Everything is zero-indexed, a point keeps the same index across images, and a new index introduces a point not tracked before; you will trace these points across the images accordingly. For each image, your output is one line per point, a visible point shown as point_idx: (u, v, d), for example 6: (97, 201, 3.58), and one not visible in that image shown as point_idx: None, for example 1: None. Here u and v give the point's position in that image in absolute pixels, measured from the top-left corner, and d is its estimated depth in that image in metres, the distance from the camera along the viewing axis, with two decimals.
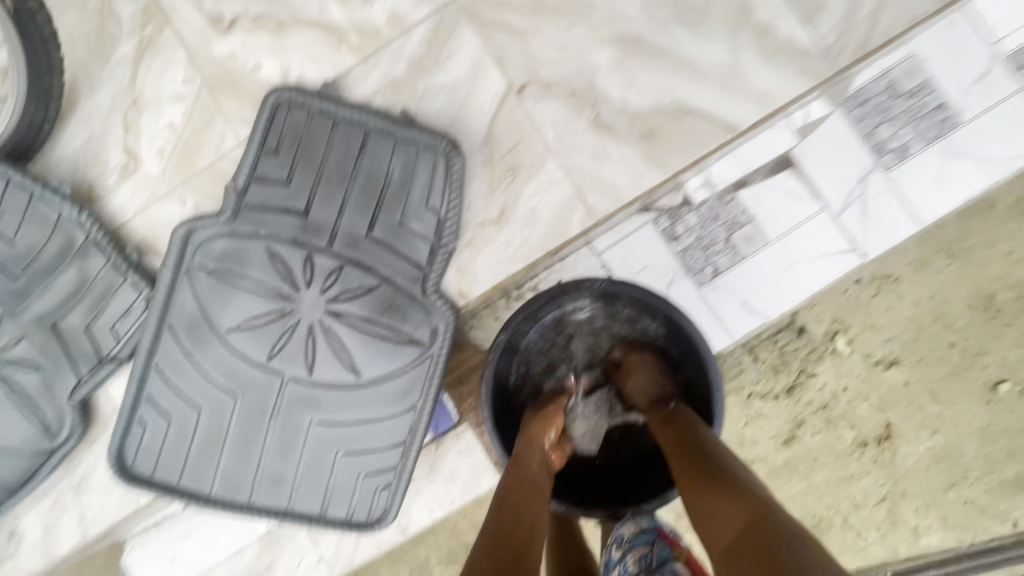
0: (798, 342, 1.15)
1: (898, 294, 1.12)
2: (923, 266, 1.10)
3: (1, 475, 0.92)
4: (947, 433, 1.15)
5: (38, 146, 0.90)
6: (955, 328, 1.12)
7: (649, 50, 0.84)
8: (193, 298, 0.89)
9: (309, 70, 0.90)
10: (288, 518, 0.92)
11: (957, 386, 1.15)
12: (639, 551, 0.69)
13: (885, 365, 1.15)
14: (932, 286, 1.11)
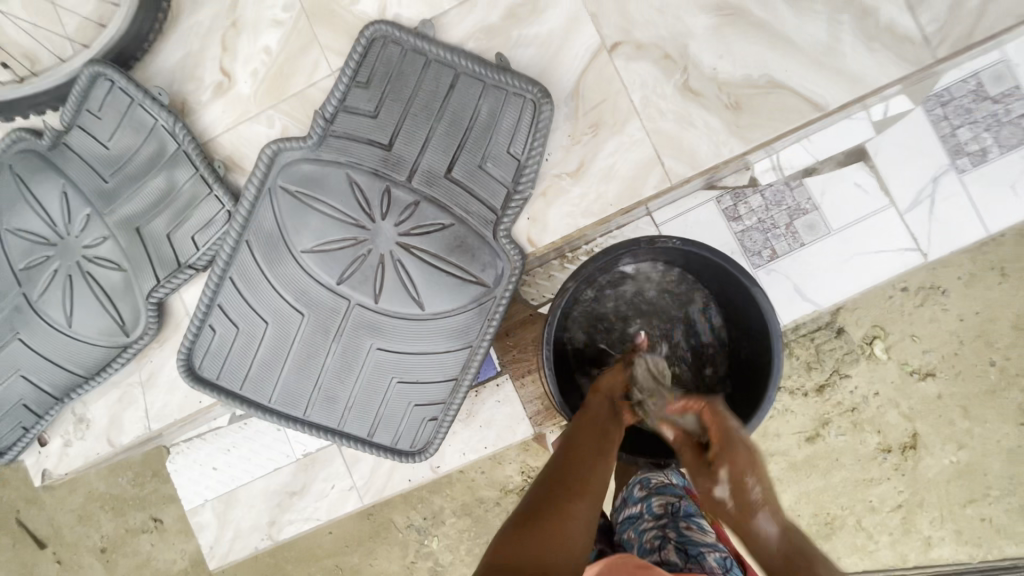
0: (835, 342, 1.18)
1: (943, 306, 1.17)
2: (974, 282, 1.16)
3: (81, 360, 0.99)
4: (973, 449, 1.18)
5: (141, 53, 0.94)
6: (996, 345, 1.16)
7: (749, 21, 0.84)
8: (273, 216, 0.93)
9: (406, 8, 0.91)
10: (337, 437, 0.98)
11: (991, 405, 1.18)
12: (666, 498, 0.81)
13: (921, 376, 1.18)
14: (980, 302, 1.16)
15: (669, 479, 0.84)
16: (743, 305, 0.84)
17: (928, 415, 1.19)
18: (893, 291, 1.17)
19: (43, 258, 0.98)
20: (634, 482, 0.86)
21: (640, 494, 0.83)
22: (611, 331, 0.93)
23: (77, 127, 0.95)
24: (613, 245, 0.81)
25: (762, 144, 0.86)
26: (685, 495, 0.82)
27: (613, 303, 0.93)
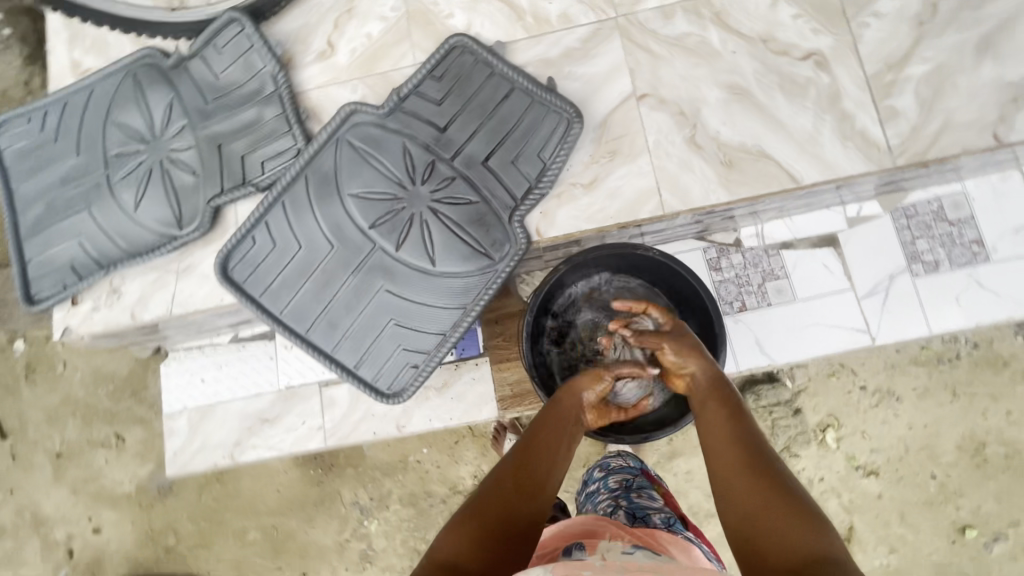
0: (790, 421, 1.28)
1: (895, 412, 1.27)
2: (927, 395, 1.27)
3: (133, 240, 1.14)
4: (904, 556, 1.25)
5: (269, 14, 1.17)
6: (940, 461, 1.25)
7: (752, 103, 1.05)
8: (333, 160, 1.10)
9: (487, 30, 1.13)
10: (327, 361, 1.09)
11: (927, 516, 1.25)
12: (622, 474, 1.01)
13: (864, 473, 1.27)
14: (930, 415, 1.27)
15: (626, 462, 1.04)
16: (695, 315, 1.06)
17: (866, 512, 1.27)
18: (853, 388, 1.28)
19: (133, 151, 1.15)
20: (594, 468, 1.06)
21: (601, 474, 1.03)
22: (591, 322, 1.12)
23: (198, 56, 1.16)
24: (606, 242, 1.03)
25: (746, 200, 1.04)
26: (640, 473, 1.02)
27: (598, 300, 1.13)
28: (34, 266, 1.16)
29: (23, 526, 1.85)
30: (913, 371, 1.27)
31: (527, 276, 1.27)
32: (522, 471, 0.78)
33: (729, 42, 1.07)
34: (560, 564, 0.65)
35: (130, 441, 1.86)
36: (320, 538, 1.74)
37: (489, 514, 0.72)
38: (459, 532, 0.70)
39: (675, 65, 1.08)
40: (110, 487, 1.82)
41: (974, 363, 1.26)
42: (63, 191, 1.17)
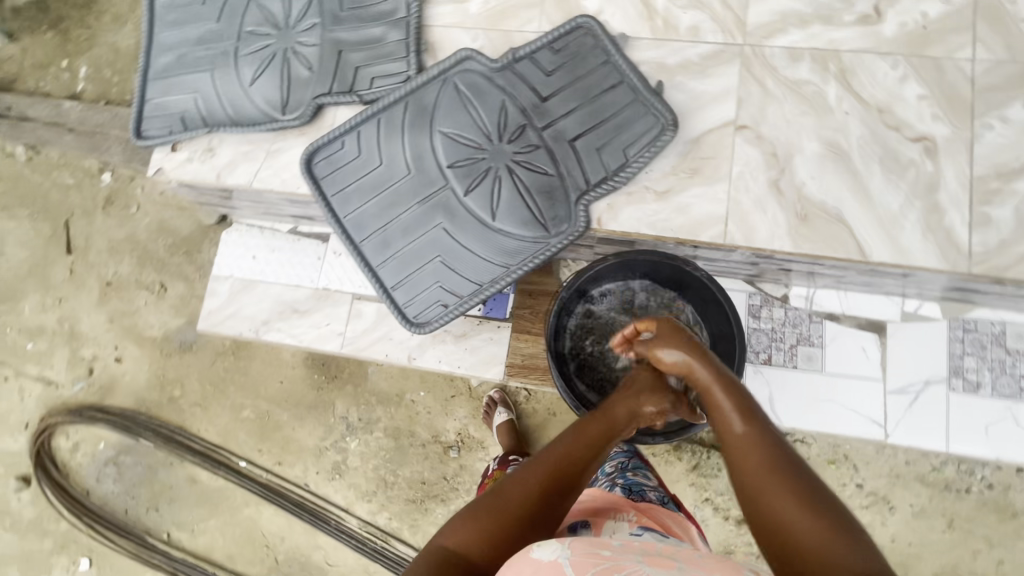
0: None
1: (884, 518, 1.25)
2: (921, 513, 1.24)
3: (240, 111, 1.23)
4: None
5: None
6: None
7: (846, 168, 1.04)
8: (435, 96, 1.16)
9: (616, 20, 1.16)
10: (369, 273, 1.17)
11: None
12: (619, 459, 1.04)
13: None
14: (917, 534, 1.23)
15: (623, 447, 1.07)
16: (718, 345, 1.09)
17: None
18: (850, 484, 1.26)
19: (266, 33, 1.25)
20: None
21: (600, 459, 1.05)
22: (617, 317, 1.17)
23: None
24: (659, 249, 1.06)
25: (807, 256, 1.04)
26: (635, 456, 1.05)
27: (634, 302, 1.16)
28: (150, 106, 1.28)
29: (62, 334, 2.05)
30: (916, 484, 1.24)
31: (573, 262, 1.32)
32: (556, 477, 0.75)
33: (845, 102, 1.07)
34: (579, 542, 0.62)
35: (172, 293, 2.02)
36: (304, 437, 1.85)
37: (513, 515, 0.71)
38: (479, 529, 0.69)
39: (784, 108, 1.08)
40: (143, 326, 2.01)
41: (983, 501, 1.22)
42: (197, 50, 1.28)
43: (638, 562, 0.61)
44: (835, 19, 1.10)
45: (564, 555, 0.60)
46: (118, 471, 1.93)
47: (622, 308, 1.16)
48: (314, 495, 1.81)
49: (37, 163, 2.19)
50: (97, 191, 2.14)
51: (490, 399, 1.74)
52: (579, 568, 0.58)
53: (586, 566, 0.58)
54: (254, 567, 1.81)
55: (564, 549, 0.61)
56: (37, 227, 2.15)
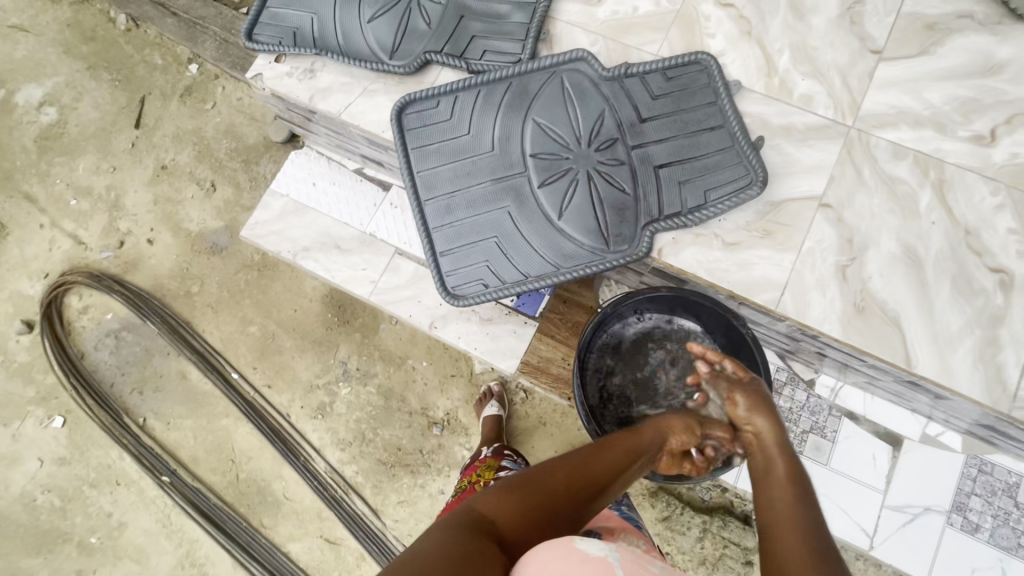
0: None
1: None
2: None
3: (350, 43, 1.25)
4: None
5: None
6: None
7: (916, 276, 1.03)
8: (539, 85, 1.17)
9: (734, 66, 1.17)
10: (424, 232, 1.17)
11: None
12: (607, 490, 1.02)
13: None
14: None
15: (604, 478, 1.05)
16: None
17: None
18: None
19: None
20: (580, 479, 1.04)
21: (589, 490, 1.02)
22: (648, 349, 1.16)
23: None
24: (711, 295, 1.05)
25: (851, 347, 1.03)
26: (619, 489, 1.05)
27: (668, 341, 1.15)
28: (268, 14, 1.30)
29: (105, 200, 2.10)
30: None
31: (617, 284, 1.32)
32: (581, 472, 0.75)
33: (934, 212, 1.06)
34: (625, 551, 0.62)
35: (220, 195, 2.05)
36: (299, 369, 1.86)
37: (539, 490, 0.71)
38: (507, 496, 0.70)
39: (873, 199, 1.07)
40: (182, 217, 2.05)
41: None
42: None
43: None
44: (947, 130, 1.09)
45: (610, 552, 0.59)
46: (116, 344, 1.96)
47: (654, 342, 1.16)
48: (292, 427, 1.82)
49: (133, 36, 2.25)
50: (180, 78, 2.19)
51: (487, 390, 1.74)
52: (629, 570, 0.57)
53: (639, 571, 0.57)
54: (214, 477, 1.82)
55: (613, 552, 0.59)
56: (115, 94, 2.21)
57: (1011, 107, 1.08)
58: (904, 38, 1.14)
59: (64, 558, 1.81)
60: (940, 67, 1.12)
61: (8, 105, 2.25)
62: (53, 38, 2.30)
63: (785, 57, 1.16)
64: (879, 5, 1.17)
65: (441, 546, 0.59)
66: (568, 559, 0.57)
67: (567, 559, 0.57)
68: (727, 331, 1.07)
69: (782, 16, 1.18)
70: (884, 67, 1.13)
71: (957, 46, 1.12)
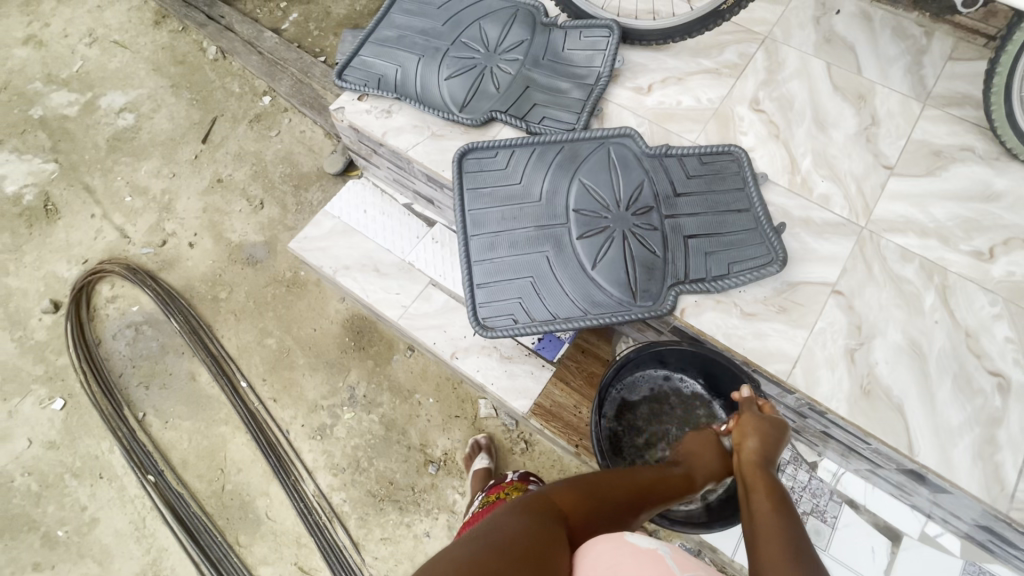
0: None
1: None
2: None
3: (426, 94, 1.42)
4: None
5: (641, 42, 1.46)
6: None
7: (919, 368, 1.10)
8: (589, 152, 1.32)
9: (762, 161, 1.31)
10: (466, 263, 1.26)
11: None
12: None
13: None
14: None
15: None
16: None
17: None
18: None
19: (477, 49, 1.46)
20: None
21: None
22: (661, 404, 1.21)
23: (565, 32, 1.46)
24: (729, 358, 1.11)
25: (856, 428, 1.07)
26: None
27: (681, 399, 1.21)
28: (359, 60, 1.48)
29: (158, 202, 2.23)
30: None
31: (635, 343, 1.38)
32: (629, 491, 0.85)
33: (938, 312, 1.15)
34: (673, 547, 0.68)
35: (265, 213, 2.18)
36: (308, 387, 1.88)
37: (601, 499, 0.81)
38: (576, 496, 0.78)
39: (881, 293, 1.17)
40: (226, 227, 2.16)
41: None
42: (416, 38, 1.50)
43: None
44: (950, 243, 1.21)
45: (664, 547, 0.65)
46: (134, 337, 2.00)
47: (669, 399, 1.21)
48: (289, 444, 1.81)
49: (219, 65, 2.50)
50: (253, 106, 2.41)
51: (475, 443, 1.73)
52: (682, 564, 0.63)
53: (687, 563, 0.64)
54: (200, 484, 1.79)
55: (664, 547, 0.65)
56: (190, 111, 2.42)
57: (1007, 231, 1.21)
58: (912, 160, 1.30)
59: (24, 548, 1.74)
60: (944, 188, 1.26)
61: (91, 106, 2.45)
62: (146, 56, 2.56)
63: (808, 160, 1.31)
64: (891, 130, 1.33)
65: (517, 521, 0.68)
66: (628, 554, 0.63)
67: (620, 550, 0.64)
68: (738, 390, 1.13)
69: (806, 127, 1.35)
70: (895, 181, 1.28)
71: (959, 173, 1.27)
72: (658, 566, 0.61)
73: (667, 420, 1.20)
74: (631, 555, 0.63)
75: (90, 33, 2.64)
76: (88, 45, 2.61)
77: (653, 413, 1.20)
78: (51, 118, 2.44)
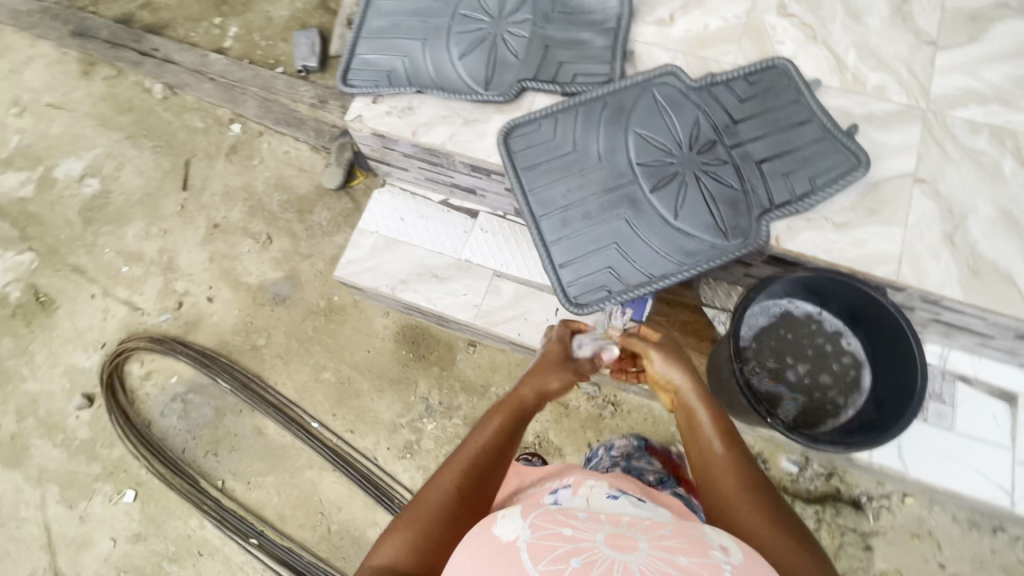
0: None
1: None
2: None
3: (444, 80, 1.32)
4: None
5: None
6: None
7: (1018, 233, 1.12)
8: (634, 101, 1.26)
9: (808, 67, 1.27)
10: (543, 247, 1.21)
11: None
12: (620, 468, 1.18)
13: None
14: None
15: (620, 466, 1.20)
16: (891, 368, 1.06)
17: None
18: None
19: (481, 18, 1.36)
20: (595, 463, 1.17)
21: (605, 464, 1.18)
22: (777, 334, 1.15)
23: None
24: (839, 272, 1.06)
25: (975, 307, 1.09)
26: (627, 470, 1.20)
27: (800, 321, 1.15)
28: (359, 60, 1.37)
29: (158, 264, 2.09)
30: None
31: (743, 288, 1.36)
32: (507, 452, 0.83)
33: (1019, 176, 1.15)
34: (543, 518, 0.65)
35: (277, 246, 2.07)
36: (381, 410, 1.84)
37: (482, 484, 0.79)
38: (451, 496, 0.76)
39: (961, 170, 1.16)
40: (241, 272, 2.05)
41: None
42: (411, 22, 1.39)
43: (598, 540, 0.61)
44: (1012, 104, 1.20)
45: (521, 536, 0.62)
46: (183, 408, 1.91)
47: (789, 325, 1.15)
48: (381, 470, 1.78)
49: (171, 103, 2.30)
50: (223, 138, 2.24)
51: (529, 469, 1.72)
52: (536, 554, 0.59)
53: (548, 547, 0.60)
54: (304, 533, 1.75)
55: (524, 531, 0.62)
56: (158, 161, 2.24)
57: None
58: (953, 29, 1.27)
59: None
60: (991, 51, 1.24)
61: (47, 180, 2.24)
62: (88, 112, 2.33)
63: (851, 54, 1.27)
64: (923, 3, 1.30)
65: None
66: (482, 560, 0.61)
67: (478, 556, 0.61)
68: (857, 301, 1.07)
69: (840, 20, 1.30)
70: (941, 55, 1.25)
71: (1001, 31, 1.25)
72: (509, 566, 0.59)
73: (785, 347, 1.15)
74: (488, 558, 0.61)
75: (15, 101, 2.38)
76: (18, 115, 2.36)
77: (775, 344, 1.15)
78: (8, 204, 2.22)
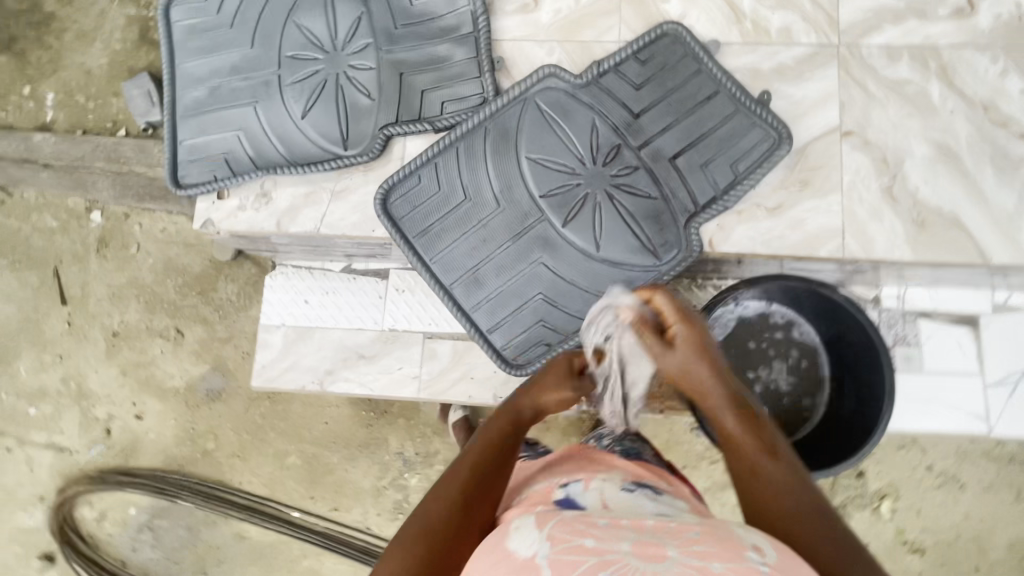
0: (854, 483, 1.37)
1: (956, 500, 1.34)
2: (992, 492, 1.34)
3: (293, 149, 1.10)
4: None
5: None
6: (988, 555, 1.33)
7: (956, 167, 1.02)
8: (518, 119, 1.07)
9: (701, 25, 1.09)
10: (463, 317, 1.06)
11: None
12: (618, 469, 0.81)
13: (909, 548, 1.36)
14: (989, 512, 1.34)
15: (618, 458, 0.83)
16: (853, 358, 0.98)
17: None
18: (919, 469, 1.35)
19: (313, 57, 1.12)
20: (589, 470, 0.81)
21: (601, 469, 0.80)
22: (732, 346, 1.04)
23: None
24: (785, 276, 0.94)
25: (927, 264, 1.01)
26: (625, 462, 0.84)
27: (751, 325, 1.04)
28: (186, 149, 1.13)
29: (69, 393, 1.86)
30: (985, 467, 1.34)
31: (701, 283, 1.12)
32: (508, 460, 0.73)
33: (949, 100, 1.03)
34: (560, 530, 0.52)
35: (190, 338, 1.84)
36: (359, 479, 1.73)
37: (489, 496, 0.67)
38: (455, 503, 0.65)
39: (888, 110, 1.04)
40: (162, 377, 1.84)
41: None
42: (231, 82, 1.13)
43: (625, 554, 0.48)
44: (930, 14, 1.06)
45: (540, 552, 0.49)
46: (155, 536, 1.79)
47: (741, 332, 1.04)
48: (379, 538, 1.71)
49: (11, 206, 1.96)
50: (87, 232, 1.93)
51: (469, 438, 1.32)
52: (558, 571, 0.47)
53: (569, 564, 0.48)
54: None
55: (544, 546, 0.50)
56: (23, 278, 1.93)
57: None
58: None
59: None
60: None
61: None
62: None
63: None
64: None
65: None
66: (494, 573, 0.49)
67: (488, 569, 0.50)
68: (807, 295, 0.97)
69: None
70: None
71: None
72: None
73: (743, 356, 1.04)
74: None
75: None
76: None
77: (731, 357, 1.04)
78: None
